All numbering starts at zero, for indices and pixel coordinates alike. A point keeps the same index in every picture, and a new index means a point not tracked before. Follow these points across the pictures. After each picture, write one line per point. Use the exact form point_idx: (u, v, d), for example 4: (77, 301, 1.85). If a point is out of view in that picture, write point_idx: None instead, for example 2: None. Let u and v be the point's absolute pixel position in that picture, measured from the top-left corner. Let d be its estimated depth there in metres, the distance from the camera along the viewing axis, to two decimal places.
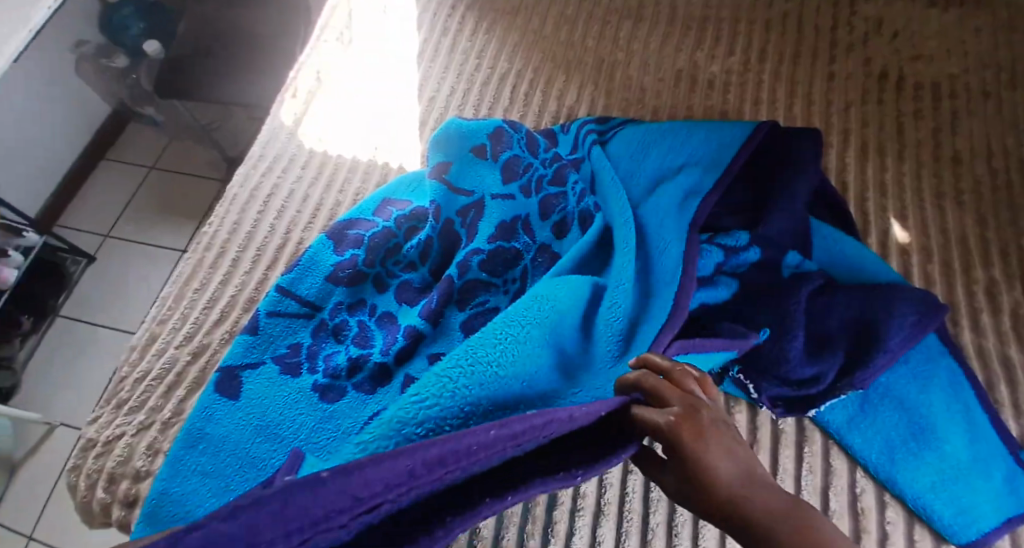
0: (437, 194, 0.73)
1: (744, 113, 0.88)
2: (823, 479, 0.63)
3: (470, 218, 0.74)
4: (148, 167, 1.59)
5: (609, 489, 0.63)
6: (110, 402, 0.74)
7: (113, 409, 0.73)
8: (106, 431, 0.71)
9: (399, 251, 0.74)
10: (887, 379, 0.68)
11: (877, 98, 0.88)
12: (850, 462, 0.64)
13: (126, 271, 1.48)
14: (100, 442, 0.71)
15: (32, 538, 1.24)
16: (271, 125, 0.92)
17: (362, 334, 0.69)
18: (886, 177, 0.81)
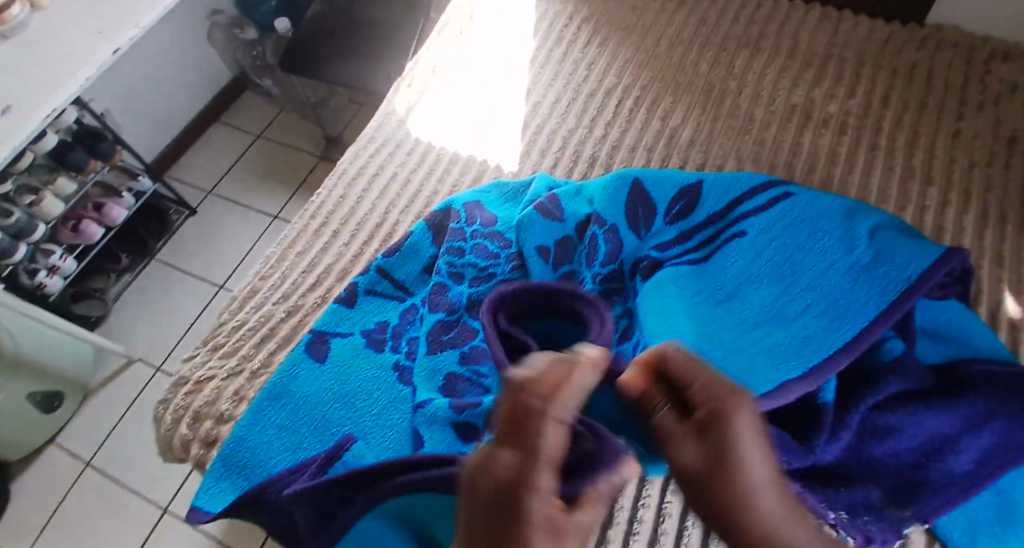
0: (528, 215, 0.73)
1: (858, 158, 0.85)
2: None
3: (566, 250, 0.73)
4: (258, 133, 1.67)
5: (667, 520, 0.65)
6: (206, 344, 0.78)
7: (209, 351, 0.77)
8: (199, 371, 0.76)
9: (490, 265, 0.74)
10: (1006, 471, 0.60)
11: (1005, 162, 0.84)
12: (929, 536, 0.60)
13: (221, 227, 1.57)
14: (191, 381, 0.76)
15: (91, 463, 1.33)
16: (384, 110, 0.95)
17: (443, 324, 0.70)
18: (1005, 247, 0.77)
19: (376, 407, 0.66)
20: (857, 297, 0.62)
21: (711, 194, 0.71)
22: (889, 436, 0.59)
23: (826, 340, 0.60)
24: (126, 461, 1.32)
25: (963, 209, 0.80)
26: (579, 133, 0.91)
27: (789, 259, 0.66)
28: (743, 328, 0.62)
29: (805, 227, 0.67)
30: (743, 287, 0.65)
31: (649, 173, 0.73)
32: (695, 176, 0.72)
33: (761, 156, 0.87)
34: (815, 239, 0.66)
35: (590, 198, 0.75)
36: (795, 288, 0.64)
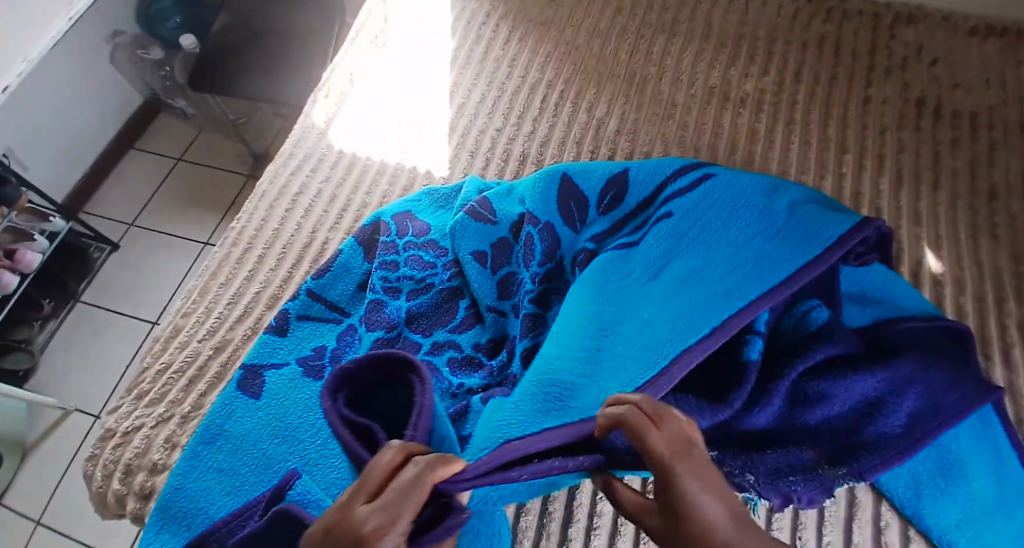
0: (460, 221, 0.72)
1: (777, 133, 0.87)
2: (847, 510, 0.63)
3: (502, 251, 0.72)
4: (176, 158, 1.60)
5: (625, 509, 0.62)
6: (131, 392, 0.74)
7: (134, 400, 0.73)
8: (126, 422, 0.72)
9: (428, 275, 0.73)
10: None
11: (914, 124, 0.87)
12: (876, 494, 0.63)
13: (148, 260, 1.49)
14: (118, 432, 0.71)
15: (41, 522, 1.25)
16: (303, 125, 0.92)
17: (385, 341, 0.69)
18: (921, 206, 0.80)
19: (320, 436, 0.63)
20: (775, 261, 0.59)
21: (636, 189, 0.70)
22: (821, 403, 0.59)
23: (741, 303, 0.57)
24: (71, 517, 1.25)
25: (879, 173, 0.83)
26: (506, 133, 0.90)
27: (711, 232, 0.63)
28: (657, 302, 0.60)
29: (729, 202, 0.65)
30: (664, 261, 0.63)
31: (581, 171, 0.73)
32: (623, 169, 0.72)
33: (686, 139, 0.87)
34: (740, 216, 0.64)
35: (522, 196, 0.74)
36: (715, 255, 0.61)
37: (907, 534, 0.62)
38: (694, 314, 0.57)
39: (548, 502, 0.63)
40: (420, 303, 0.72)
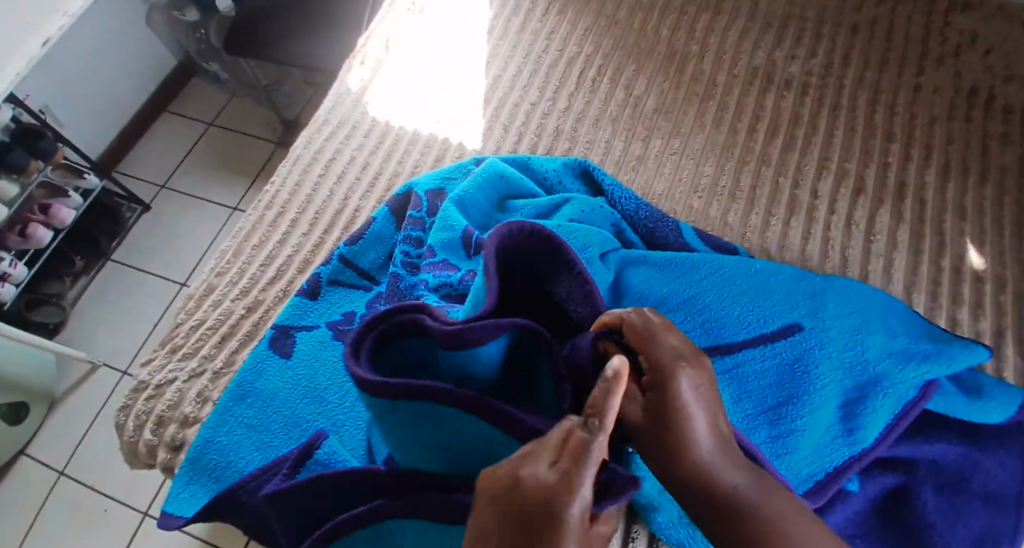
0: (481, 204, 0.73)
1: (821, 118, 0.85)
2: None
3: None
4: (208, 121, 1.61)
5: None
6: (164, 346, 0.75)
7: (167, 354, 0.74)
8: (158, 376, 0.73)
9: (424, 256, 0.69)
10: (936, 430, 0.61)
11: (964, 116, 0.84)
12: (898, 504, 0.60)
13: (178, 222, 1.51)
14: (151, 385, 0.72)
15: (65, 473, 1.28)
16: (338, 90, 0.92)
17: None
18: (967, 200, 0.78)
19: (347, 399, 0.64)
20: (867, 381, 0.59)
21: (660, 275, 0.65)
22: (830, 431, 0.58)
23: (829, 426, 0.58)
24: (96, 470, 1.28)
25: (925, 164, 0.80)
26: (542, 107, 0.88)
27: (789, 344, 0.60)
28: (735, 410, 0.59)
29: (790, 307, 0.62)
30: (732, 366, 0.61)
31: (578, 213, 0.70)
32: (591, 263, 0.64)
33: (724, 120, 0.85)
34: (787, 308, 0.62)
35: (538, 203, 0.72)
36: (792, 366, 0.60)
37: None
38: (781, 435, 0.58)
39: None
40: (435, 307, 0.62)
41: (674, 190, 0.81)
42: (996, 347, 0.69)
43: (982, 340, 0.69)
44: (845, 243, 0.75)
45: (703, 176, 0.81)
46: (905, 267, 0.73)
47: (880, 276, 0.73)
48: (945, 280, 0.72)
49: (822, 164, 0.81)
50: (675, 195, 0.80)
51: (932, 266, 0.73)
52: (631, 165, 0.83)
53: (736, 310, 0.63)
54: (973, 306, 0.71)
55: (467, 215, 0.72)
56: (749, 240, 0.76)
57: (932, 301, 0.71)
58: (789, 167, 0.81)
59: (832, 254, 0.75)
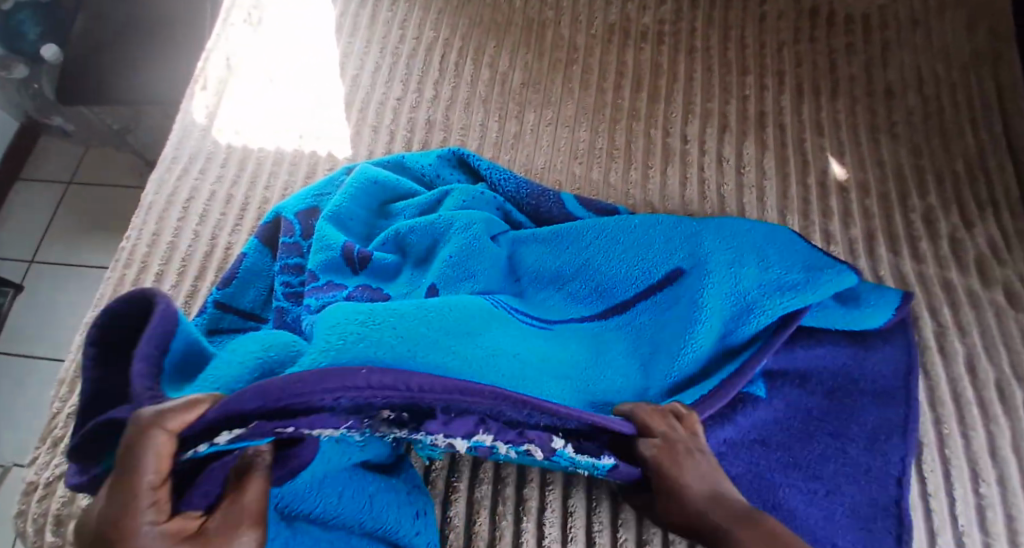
0: (359, 218, 0.69)
1: (679, 62, 0.85)
2: None
3: (388, 248, 0.66)
4: (67, 181, 1.49)
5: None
6: (45, 441, 0.68)
7: (50, 449, 0.67)
8: (45, 473, 0.66)
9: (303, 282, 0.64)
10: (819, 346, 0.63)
11: (809, 36, 0.86)
12: None
13: (57, 296, 1.39)
14: (41, 484, 0.65)
15: None
16: (183, 123, 0.85)
17: None
18: (822, 116, 0.80)
19: None
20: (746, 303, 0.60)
21: (549, 250, 0.64)
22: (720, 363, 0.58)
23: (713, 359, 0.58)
24: None
25: (780, 90, 0.82)
26: (408, 101, 0.85)
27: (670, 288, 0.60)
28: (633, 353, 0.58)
29: (671, 254, 0.62)
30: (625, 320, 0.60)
31: (460, 202, 0.68)
32: (476, 242, 0.62)
33: (590, 82, 0.85)
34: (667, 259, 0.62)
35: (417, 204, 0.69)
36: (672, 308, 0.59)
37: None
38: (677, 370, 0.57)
39: (502, 469, 0.60)
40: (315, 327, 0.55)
41: (553, 160, 0.80)
42: (871, 250, 0.71)
43: (856, 245, 0.71)
44: (720, 181, 0.76)
45: (580, 141, 0.80)
46: (776, 191, 0.75)
47: (757, 206, 0.74)
48: (815, 195, 0.74)
49: (687, 108, 0.81)
50: (556, 166, 0.79)
51: (801, 186, 0.75)
52: (509, 143, 0.81)
53: (619, 270, 0.62)
54: (842, 216, 0.73)
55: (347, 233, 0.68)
56: (632, 197, 0.76)
57: (806, 218, 0.73)
58: (657, 117, 0.81)
59: (709, 194, 0.75)
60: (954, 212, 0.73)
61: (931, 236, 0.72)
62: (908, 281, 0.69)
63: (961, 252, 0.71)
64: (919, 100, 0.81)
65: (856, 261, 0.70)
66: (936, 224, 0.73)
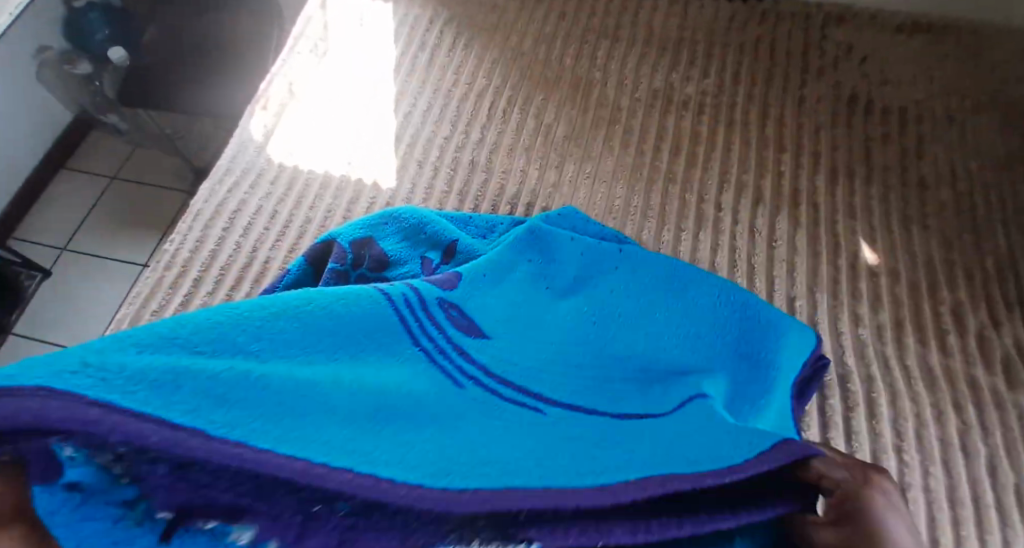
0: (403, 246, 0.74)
1: (718, 134, 0.89)
2: None
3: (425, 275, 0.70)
4: (110, 176, 1.53)
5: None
6: None
7: None
8: None
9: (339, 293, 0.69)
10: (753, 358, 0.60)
11: (845, 122, 0.90)
12: None
13: (82, 285, 1.42)
14: None
15: None
16: (240, 139, 0.90)
17: None
18: (855, 200, 0.83)
19: None
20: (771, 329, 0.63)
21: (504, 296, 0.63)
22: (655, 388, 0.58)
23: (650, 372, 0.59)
24: None
25: (814, 171, 0.85)
26: (455, 141, 0.89)
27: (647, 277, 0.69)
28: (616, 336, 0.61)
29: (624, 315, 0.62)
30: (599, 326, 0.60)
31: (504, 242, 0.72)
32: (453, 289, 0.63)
33: (631, 142, 0.88)
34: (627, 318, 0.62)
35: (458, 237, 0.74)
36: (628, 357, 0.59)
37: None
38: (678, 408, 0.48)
39: None
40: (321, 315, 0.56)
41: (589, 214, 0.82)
42: (897, 338, 0.73)
43: (884, 331, 0.74)
44: (751, 251, 0.79)
45: (616, 198, 0.83)
46: (806, 268, 0.77)
47: (786, 280, 0.76)
48: (844, 277, 0.77)
49: (723, 179, 0.85)
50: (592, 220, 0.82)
51: (831, 266, 0.78)
52: (547, 192, 0.84)
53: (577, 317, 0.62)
54: (871, 300, 0.76)
55: (388, 278, 0.73)
56: None
57: (834, 299, 0.75)
58: (693, 184, 0.84)
59: (740, 263, 0.78)
60: (983, 309, 0.75)
61: (960, 331, 0.73)
62: (932, 373, 0.71)
63: (988, 349, 0.72)
64: (952, 195, 0.83)
65: (882, 346, 0.73)
66: (965, 319, 0.74)
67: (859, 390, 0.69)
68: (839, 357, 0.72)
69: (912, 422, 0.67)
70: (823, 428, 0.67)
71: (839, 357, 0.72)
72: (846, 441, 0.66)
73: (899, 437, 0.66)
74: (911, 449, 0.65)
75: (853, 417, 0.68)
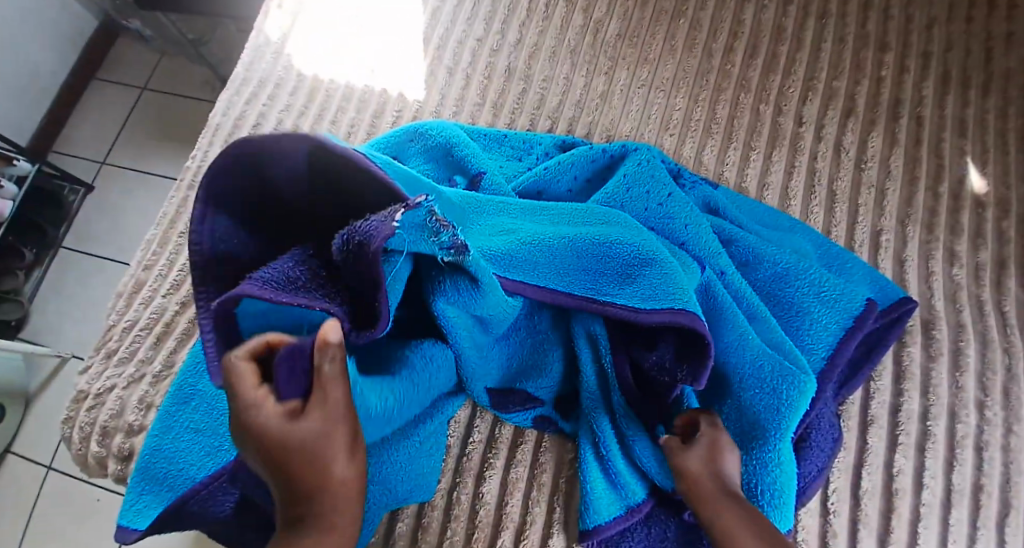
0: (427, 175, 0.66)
1: (806, 29, 0.73)
2: (857, 457, 0.58)
3: None
4: (141, 87, 1.47)
5: (538, 491, 0.61)
6: (100, 351, 0.78)
7: (103, 359, 0.77)
8: (98, 384, 0.76)
9: None
10: (829, 298, 0.58)
11: (965, 14, 0.73)
12: (853, 485, 0.57)
13: (125, 199, 1.41)
14: (91, 394, 0.76)
15: (52, 467, 1.26)
16: (256, 43, 0.81)
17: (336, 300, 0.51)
18: (968, 114, 0.68)
19: None
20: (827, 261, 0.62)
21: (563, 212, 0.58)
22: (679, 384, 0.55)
23: (720, 266, 0.59)
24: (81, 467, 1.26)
25: (923, 75, 0.70)
26: (488, 44, 0.77)
27: (723, 224, 0.62)
28: (681, 272, 0.54)
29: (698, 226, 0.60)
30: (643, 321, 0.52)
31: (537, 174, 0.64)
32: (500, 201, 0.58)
33: (697, 41, 0.74)
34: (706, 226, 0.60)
35: (487, 165, 0.65)
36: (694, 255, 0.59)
37: (923, 477, 0.56)
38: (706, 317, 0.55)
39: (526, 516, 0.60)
40: (402, 231, 0.48)
41: (641, 129, 0.70)
42: (997, 280, 0.63)
43: (983, 273, 0.63)
44: (834, 174, 0.66)
45: (675, 109, 0.71)
46: (900, 196, 0.65)
47: (874, 208, 0.65)
48: (944, 207, 0.65)
49: (809, 84, 0.70)
50: (643, 135, 0.70)
51: (929, 195, 0.65)
52: (593, 104, 0.72)
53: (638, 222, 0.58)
54: (973, 236, 0.64)
55: None
56: (725, 181, 0.67)
57: (929, 234, 0.64)
58: (771, 91, 0.70)
59: (819, 188, 0.66)
60: None
61: None
62: None
63: None
64: None
65: (978, 290, 0.62)
66: None
67: (945, 339, 0.61)
68: (927, 300, 0.62)
69: (1003, 378, 0.59)
70: (895, 379, 0.60)
71: (928, 301, 0.62)
72: (921, 396, 0.59)
73: (984, 393, 0.59)
74: (996, 405, 0.58)
75: (933, 368, 0.60)
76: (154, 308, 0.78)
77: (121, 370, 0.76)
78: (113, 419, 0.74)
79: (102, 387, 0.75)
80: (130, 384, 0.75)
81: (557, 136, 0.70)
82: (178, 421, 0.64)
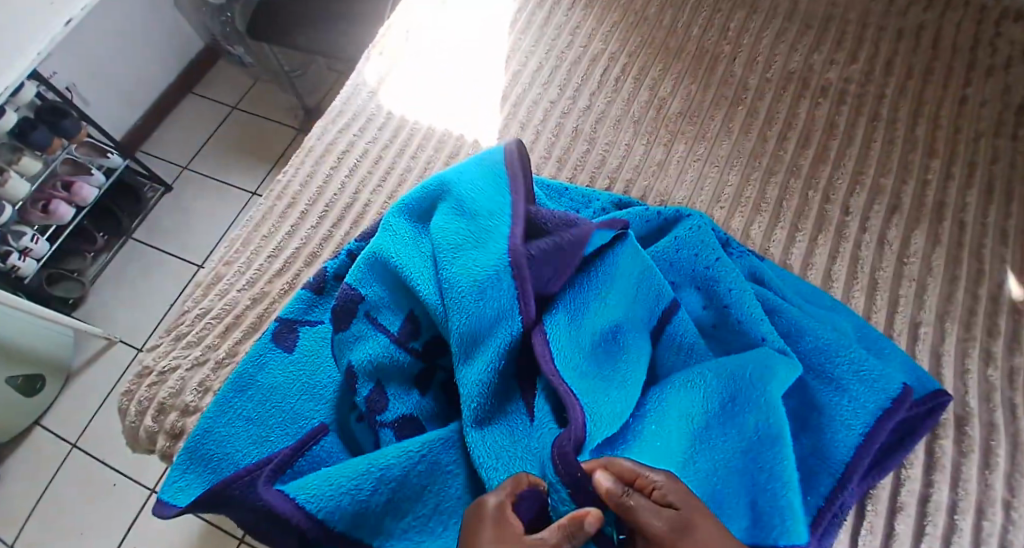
0: None
1: (857, 128, 0.80)
2: (882, 541, 0.60)
3: None
4: (231, 106, 1.60)
5: None
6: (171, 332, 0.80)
7: (172, 340, 0.80)
8: (162, 362, 0.78)
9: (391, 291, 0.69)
10: (865, 379, 0.61)
11: (1012, 133, 0.79)
12: None
13: (199, 202, 1.52)
14: (156, 370, 0.78)
15: (76, 445, 1.32)
16: (355, 82, 0.91)
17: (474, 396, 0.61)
18: (1010, 225, 0.74)
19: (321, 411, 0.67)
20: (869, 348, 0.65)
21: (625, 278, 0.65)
22: None
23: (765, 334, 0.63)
24: (106, 446, 1.31)
25: (965, 184, 0.76)
26: (561, 106, 0.85)
27: (768, 294, 0.66)
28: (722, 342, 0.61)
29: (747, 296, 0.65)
30: None
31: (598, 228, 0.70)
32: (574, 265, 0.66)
33: (753, 127, 0.81)
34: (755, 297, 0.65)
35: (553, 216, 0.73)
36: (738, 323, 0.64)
37: None
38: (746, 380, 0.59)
39: None
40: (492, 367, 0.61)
41: (693, 198, 0.77)
42: None
43: (1017, 376, 0.66)
44: (876, 264, 0.72)
45: (727, 185, 0.78)
46: (940, 293, 0.70)
47: (913, 301, 0.70)
48: (982, 309, 0.69)
49: (856, 178, 0.77)
50: (695, 204, 0.77)
51: (968, 295, 0.70)
52: (651, 170, 0.80)
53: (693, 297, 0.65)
54: (1009, 338, 0.68)
55: None
56: (770, 256, 0.73)
57: (966, 332, 0.68)
58: (819, 181, 0.77)
59: (860, 276, 0.71)
60: None
61: None
62: None
63: None
64: None
65: (1012, 393, 0.65)
66: None
67: (977, 436, 0.63)
68: (962, 396, 0.65)
69: None
70: (927, 469, 0.62)
71: (962, 396, 0.65)
72: (950, 489, 0.61)
73: (1013, 492, 0.61)
74: None
75: (964, 463, 0.62)
76: (228, 299, 0.81)
77: (188, 352, 0.78)
78: (172, 397, 0.76)
79: (167, 366, 0.78)
80: (193, 366, 0.77)
81: (613, 195, 0.77)
82: (232, 408, 0.67)
